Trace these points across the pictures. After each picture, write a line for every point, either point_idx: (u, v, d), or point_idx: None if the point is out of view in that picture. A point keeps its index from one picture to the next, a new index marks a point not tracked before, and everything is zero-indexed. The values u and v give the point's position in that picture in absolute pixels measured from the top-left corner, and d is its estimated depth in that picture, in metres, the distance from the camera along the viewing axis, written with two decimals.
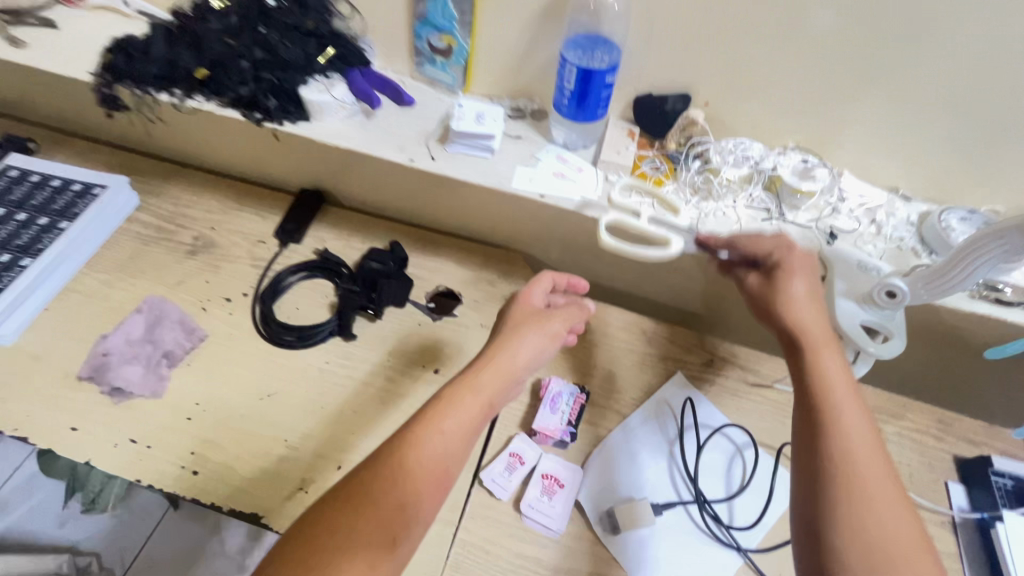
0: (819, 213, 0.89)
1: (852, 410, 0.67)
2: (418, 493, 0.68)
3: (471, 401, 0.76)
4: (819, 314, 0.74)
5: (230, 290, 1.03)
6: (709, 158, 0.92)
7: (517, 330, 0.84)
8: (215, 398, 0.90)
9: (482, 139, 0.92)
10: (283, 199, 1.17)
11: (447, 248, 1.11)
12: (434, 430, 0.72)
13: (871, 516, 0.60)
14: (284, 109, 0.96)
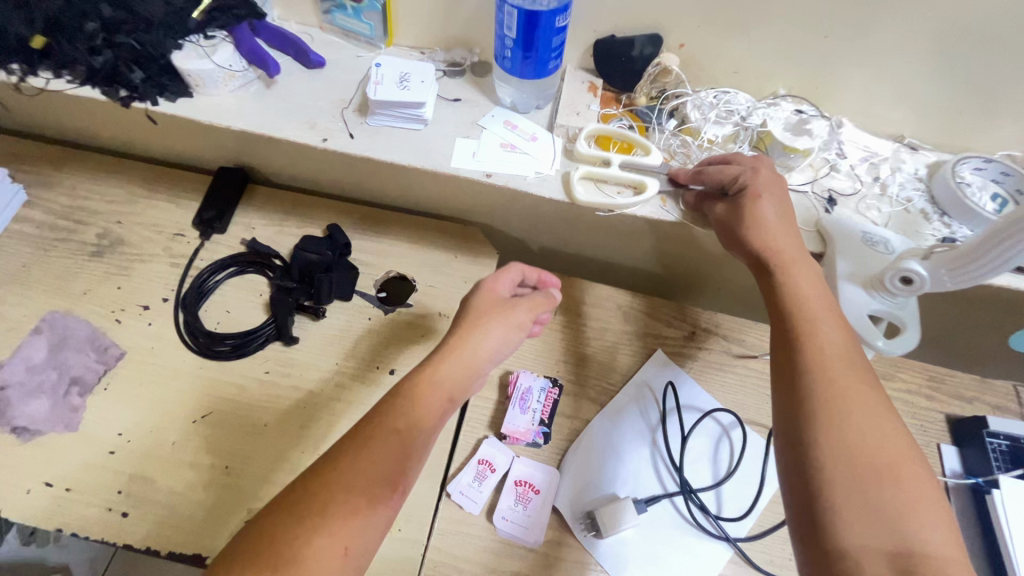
0: (815, 173, 0.77)
1: (835, 343, 0.59)
2: (374, 493, 0.57)
3: (430, 397, 0.65)
4: (792, 240, 0.65)
5: (146, 296, 0.90)
6: (685, 115, 0.79)
7: (480, 314, 0.71)
8: (140, 425, 0.79)
9: (409, 109, 0.74)
10: (200, 181, 1.01)
11: (396, 226, 0.98)
12: (387, 432, 0.61)
13: (856, 433, 0.53)
14: (157, 83, 0.75)
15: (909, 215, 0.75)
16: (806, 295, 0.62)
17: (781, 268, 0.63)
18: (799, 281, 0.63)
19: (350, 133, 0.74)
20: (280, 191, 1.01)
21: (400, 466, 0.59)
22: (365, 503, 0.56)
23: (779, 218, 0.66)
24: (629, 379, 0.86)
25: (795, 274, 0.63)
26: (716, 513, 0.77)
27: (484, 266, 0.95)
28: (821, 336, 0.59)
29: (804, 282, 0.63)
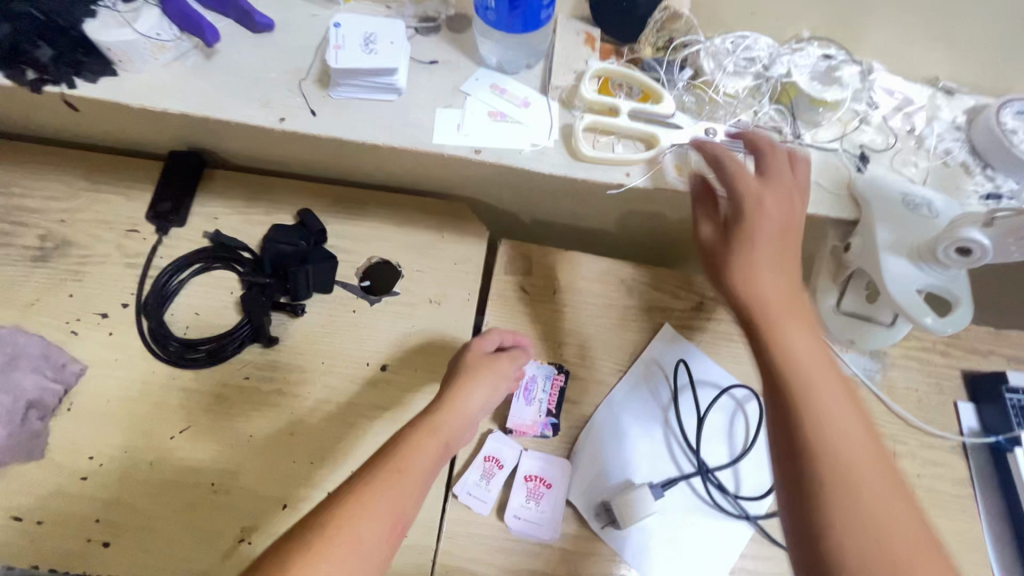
0: (844, 129, 0.68)
1: (844, 414, 0.49)
2: (375, 518, 0.51)
3: (427, 440, 0.60)
4: (788, 279, 0.55)
5: (103, 302, 0.81)
6: (699, 64, 0.67)
7: (468, 370, 0.68)
8: (113, 446, 0.73)
9: (378, 77, 0.59)
10: (149, 168, 0.90)
11: (374, 206, 0.90)
12: (388, 468, 0.56)
13: (867, 527, 0.45)
14: (72, 61, 0.62)
15: (949, 169, 0.68)
16: (807, 354, 0.51)
17: (771, 322, 0.52)
18: (793, 337, 0.52)
19: (310, 111, 0.61)
20: (242, 174, 0.91)
21: (400, 502, 0.54)
22: (366, 528, 0.51)
23: (769, 256, 0.55)
24: (637, 357, 0.82)
25: (791, 336, 0.52)
26: (735, 492, 0.74)
27: (474, 245, 0.88)
28: (831, 407, 0.49)
29: (805, 340, 0.52)
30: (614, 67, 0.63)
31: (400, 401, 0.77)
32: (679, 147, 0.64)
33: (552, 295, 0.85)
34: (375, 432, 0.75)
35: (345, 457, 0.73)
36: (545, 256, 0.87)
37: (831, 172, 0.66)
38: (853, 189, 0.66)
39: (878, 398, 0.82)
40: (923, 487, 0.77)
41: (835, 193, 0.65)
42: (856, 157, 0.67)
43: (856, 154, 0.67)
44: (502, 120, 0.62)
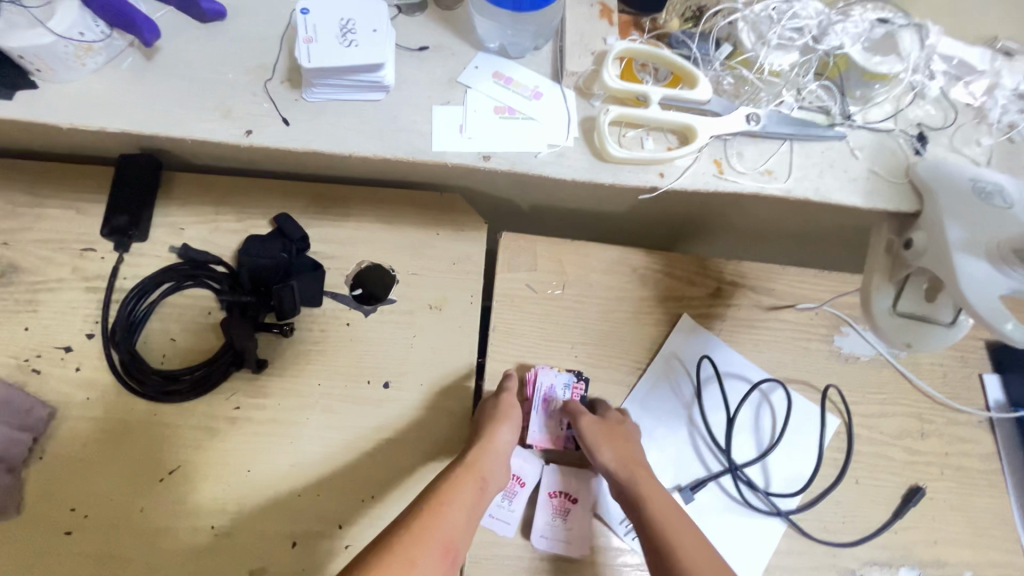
0: (899, 104, 0.50)
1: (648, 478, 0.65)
2: (425, 551, 0.53)
3: (466, 480, 0.61)
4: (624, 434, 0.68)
5: (65, 334, 0.73)
6: (737, 37, 0.49)
7: (497, 410, 0.68)
8: (98, 494, 0.67)
9: (360, 74, 0.45)
10: (97, 175, 0.79)
11: (358, 204, 0.81)
12: (431, 508, 0.57)
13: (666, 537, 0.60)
14: None
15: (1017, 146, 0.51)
16: (624, 467, 0.65)
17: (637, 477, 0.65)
18: (624, 453, 0.66)
19: (283, 119, 0.47)
20: (205, 177, 0.81)
21: (447, 537, 0.55)
22: (420, 559, 0.52)
23: (610, 441, 0.66)
24: (656, 353, 0.77)
25: (609, 449, 0.66)
26: (764, 487, 0.72)
27: (472, 240, 0.80)
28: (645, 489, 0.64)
29: (620, 450, 0.66)
30: (638, 45, 0.46)
31: (407, 420, 0.72)
32: (719, 141, 0.47)
33: (561, 291, 0.78)
34: (383, 455, 0.71)
35: (353, 484, 0.69)
36: (551, 248, 0.80)
37: (886, 159, 0.48)
38: (912, 177, 0.47)
39: (904, 377, 0.78)
40: (951, 466, 0.75)
41: (889, 184, 0.47)
42: (916, 139, 0.49)
43: (917, 137, 0.48)
44: (510, 116, 0.47)
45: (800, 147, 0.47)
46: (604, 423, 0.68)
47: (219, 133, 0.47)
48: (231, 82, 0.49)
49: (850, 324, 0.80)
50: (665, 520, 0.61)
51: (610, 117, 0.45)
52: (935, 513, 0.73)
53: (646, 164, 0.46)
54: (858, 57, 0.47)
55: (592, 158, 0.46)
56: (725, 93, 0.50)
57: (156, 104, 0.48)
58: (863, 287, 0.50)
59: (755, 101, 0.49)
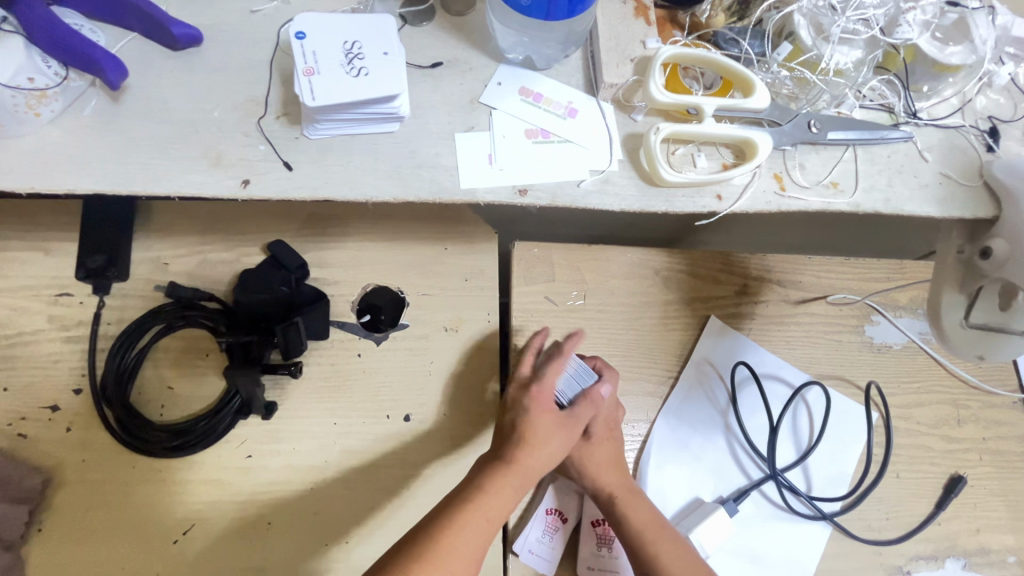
0: (965, 93, 0.47)
1: (631, 490, 0.62)
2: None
3: (482, 518, 0.53)
4: (612, 448, 0.64)
5: (50, 391, 0.67)
6: (794, 34, 0.45)
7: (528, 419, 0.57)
8: (107, 564, 0.62)
9: (370, 106, 0.40)
10: (64, 211, 0.71)
11: (357, 222, 0.75)
12: (451, 531, 0.51)
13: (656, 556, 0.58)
14: None
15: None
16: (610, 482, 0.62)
17: (619, 496, 0.61)
18: (606, 476, 0.62)
19: (284, 162, 0.41)
20: (187, 204, 0.74)
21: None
22: None
23: (598, 465, 0.62)
24: (686, 360, 0.73)
25: (596, 473, 0.62)
26: (807, 491, 0.70)
27: (483, 252, 0.75)
28: (627, 505, 0.61)
29: (608, 469, 0.62)
30: (685, 49, 0.43)
31: (433, 455, 0.68)
32: (779, 152, 0.44)
33: (583, 301, 0.74)
34: (411, 494, 0.66)
35: (382, 527, 0.65)
36: (568, 256, 0.74)
37: (957, 156, 0.45)
38: (986, 176, 0.45)
39: (939, 364, 0.76)
40: (989, 452, 0.74)
41: (962, 186, 0.45)
42: (987, 131, 0.46)
43: (989, 129, 0.46)
44: (543, 139, 0.43)
45: (864, 153, 0.44)
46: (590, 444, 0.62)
47: (208, 184, 0.41)
48: (217, 121, 0.42)
49: (880, 313, 0.77)
50: (646, 533, 0.59)
51: (661, 135, 0.42)
52: (977, 500, 0.71)
53: (700, 186, 0.42)
54: (926, 48, 0.45)
55: (641, 184, 0.42)
56: (780, 98, 0.46)
57: (132, 150, 0.41)
58: (929, 299, 0.48)
59: (814, 105, 0.46)
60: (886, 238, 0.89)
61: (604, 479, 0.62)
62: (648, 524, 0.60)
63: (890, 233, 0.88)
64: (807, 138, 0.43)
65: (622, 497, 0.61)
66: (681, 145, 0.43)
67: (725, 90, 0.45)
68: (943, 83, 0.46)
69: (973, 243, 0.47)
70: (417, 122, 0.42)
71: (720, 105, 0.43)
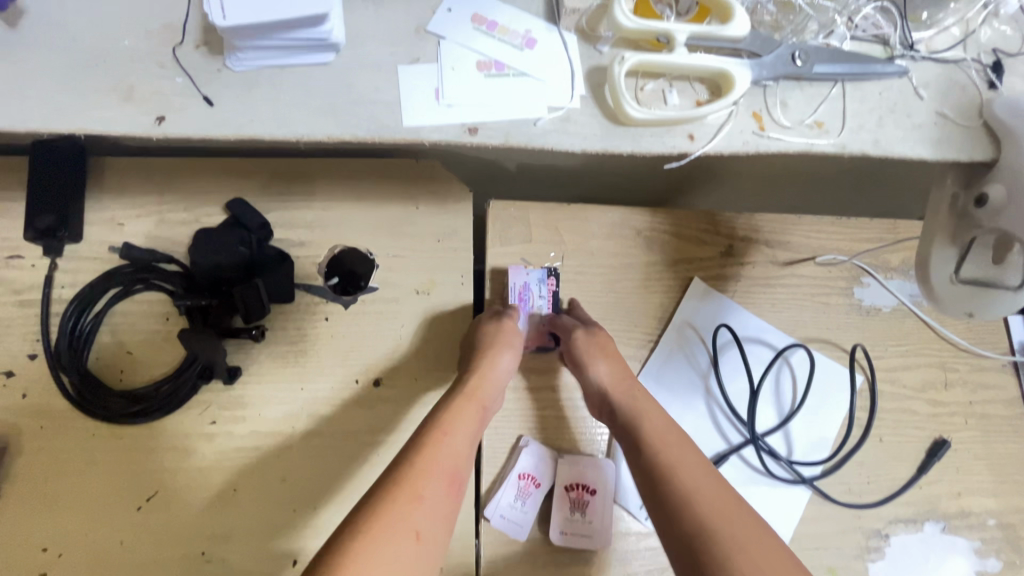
0: (969, 23, 0.43)
1: (653, 407, 0.57)
2: (430, 480, 0.46)
3: (469, 405, 0.54)
4: (615, 359, 0.62)
5: (3, 357, 0.64)
6: None
7: (502, 326, 0.62)
8: (69, 532, 0.60)
9: (299, 31, 0.36)
10: (8, 168, 0.67)
11: (322, 181, 0.71)
12: (432, 436, 0.50)
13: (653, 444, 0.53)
14: None
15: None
16: (612, 381, 0.60)
17: (634, 405, 0.57)
18: (614, 378, 0.60)
19: (205, 98, 0.37)
20: (140, 161, 0.70)
21: (453, 468, 0.48)
22: (426, 491, 0.45)
23: (600, 355, 0.62)
24: (667, 323, 0.71)
25: (597, 364, 0.61)
26: (787, 455, 0.68)
27: (456, 211, 0.71)
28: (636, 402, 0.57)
29: (611, 367, 0.61)
30: None
31: (404, 421, 0.66)
32: (759, 88, 0.40)
33: (560, 263, 0.70)
34: (382, 460, 0.65)
35: (353, 492, 0.64)
36: (546, 215, 0.71)
37: (955, 93, 0.41)
38: (986, 117, 0.41)
39: (929, 326, 0.74)
40: (976, 415, 0.72)
41: (961, 129, 0.41)
42: (992, 65, 0.42)
43: (993, 61, 0.42)
44: (499, 72, 0.39)
45: (853, 90, 0.40)
46: (592, 338, 0.63)
47: (124, 122, 0.37)
48: (134, 53, 0.38)
49: (870, 275, 0.74)
50: (663, 451, 0.52)
51: (626, 67, 0.38)
52: (960, 464, 0.70)
53: (670, 125, 0.39)
54: None
55: (604, 122, 0.38)
56: (762, 26, 0.42)
57: (37, 84, 0.37)
58: (919, 256, 0.44)
59: (800, 35, 0.42)
60: (881, 198, 0.86)
61: (606, 369, 0.61)
62: (670, 445, 0.52)
63: (883, 193, 0.85)
64: (789, 71, 0.39)
65: (638, 405, 0.57)
66: (651, 80, 0.40)
67: (701, 15, 0.41)
68: (942, 11, 0.42)
69: (968, 191, 0.43)
70: (355, 54, 0.38)
71: (693, 34, 0.39)
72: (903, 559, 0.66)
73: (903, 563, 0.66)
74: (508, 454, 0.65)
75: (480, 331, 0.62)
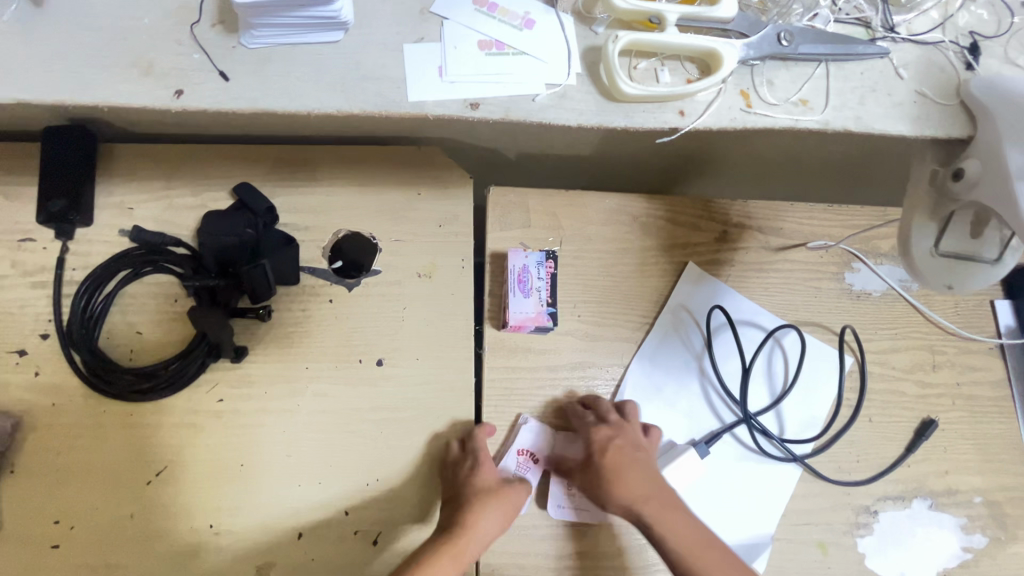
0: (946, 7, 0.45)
1: (663, 502, 0.60)
2: None
3: (449, 559, 0.56)
4: (620, 467, 0.62)
5: (16, 336, 0.66)
6: None
7: (506, 489, 0.62)
8: (81, 505, 0.62)
9: (309, 9, 0.38)
10: (21, 154, 0.69)
11: (326, 167, 0.73)
12: None
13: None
14: None
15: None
16: (630, 506, 0.60)
17: (650, 514, 0.60)
18: (626, 487, 0.61)
19: (220, 73, 0.39)
20: (149, 147, 0.71)
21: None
22: None
23: (608, 479, 0.61)
24: (662, 306, 0.72)
25: (610, 502, 0.61)
26: (779, 434, 0.70)
27: (456, 197, 0.73)
28: (660, 526, 0.59)
29: (624, 488, 0.61)
30: None
31: (406, 399, 0.68)
32: (746, 67, 0.42)
33: (558, 247, 0.72)
34: (384, 437, 0.66)
35: (356, 468, 0.65)
36: (544, 201, 0.73)
37: (933, 74, 0.43)
38: (963, 96, 0.43)
39: (917, 310, 0.76)
40: (963, 396, 0.74)
41: (938, 107, 0.43)
42: (969, 48, 0.44)
43: (970, 44, 0.44)
44: (499, 51, 0.41)
45: (836, 70, 0.43)
46: (591, 467, 0.62)
47: (144, 95, 0.38)
48: (151, 31, 0.40)
49: (860, 260, 0.76)
50: (689, 554, 0.59)
51: (620, 45, 0.40)
52: (947, 443, 0.72)
53: (661, 102, 0.41)
54: None
55: (599, 99, 0.41)
56: (751, 9, 0.44)
57: (60, 61, 0.39)
58: (900, 228, 0.46)
59: (786, 17, 0.44)
60: (871, 186, 0.88)
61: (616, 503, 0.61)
62: (694, 544, 0.59)
63: (873, 182, 0.87)
64: (775, 51, 0.42)
65: (653, 514, 0.60)
66: (643, 59, 0.42)
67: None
68: None
69: (946, 166, 0.45)
70: (362, 33, 0.40)
71: (684, 14, 0.41)
72: (891, 534, 0.68)
73: (891, 539, 0.68)
74: (506, 434, 0.67)
75: (474, 471, 0.63)
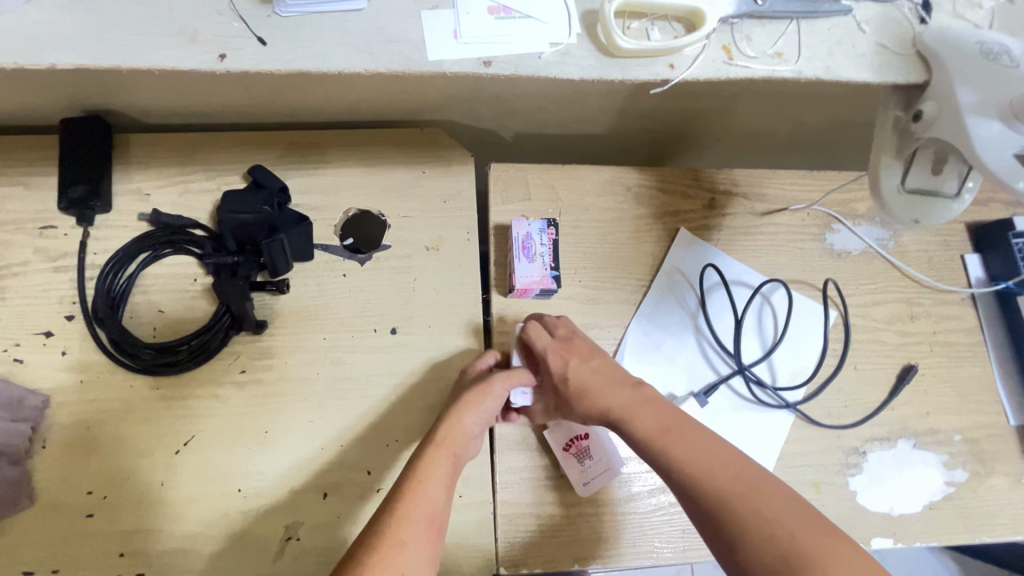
0: None
1: (629, 401, 0.61)
2: (412, 526, 0.52)
3: (440, 453, 0.59)
4: (584, 378, 0.63)
5: (41, 319, 0.68)
6: None
7: (488, 385, 0.64)
8: (114, 475, 0.65)
9: None
10: (41, 146, 0.72)
11: (334, 150, 0.76)
12: (410, 484, 0.56)
13: (673, 455, 0.55)
14: None
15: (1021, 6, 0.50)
16: (597, 411, 0.62)
17: (615, 412, 0.61)
18: (583, 398, 0.62)
19: (257, 38, 0.44)
20: (164, 136, 0.75)
21: (432, 510, 0.54)
22: (408, 538, 0.51)
23: (576, 394, 0.63)
24: (658, 269, 0.77)
25: (580, 412, 0.63)
26: (772, 383, 0.75)
27: (459, 173, 0.77)
28: (630, 421, 0.59)
29: (589, 400, 0.62)
30: None
31: (420, 364, 0.71)
32: (726, 25, 0.47)
33: (558, 217, 0.76)
34: (401, 399, 0.70)
35: (375, 430, 0.69)
36: (542, 175, 0.77)
37: (891, 28, 0.49)
38: (918, 46, 0.48)
39: (893, 265, 0.81)
40: (940, 343, 0.79)
41: (897, 56, 0.48)
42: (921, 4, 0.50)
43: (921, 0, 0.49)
44: (506, 15, 0.46)
45: (806, 26, 0.48)
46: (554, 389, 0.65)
47: (189, 59, 0.43)
48: (191, 3, 0.44)
49: (840, 222, 0.81)
50: (654, 441, 0.57)
51: (615, 5, 0.45)
52: (927, 386, 0.77)
53: (654, 56, 0.46)
54: None
55: (598, 55, 0.46)
56: None
57: (109, 27, 0.43)
58: (872, 168, 0.54)
59: None
60: (846, 154, 0.94)
61: (586, 413, 0.63)
62: (655, 429, 0.58)
63: (848, 148, 0.92)
64: (752, 10, 0.47)
65: (622, 415, 0.60)
66: (636, 20, 0.47)
67: None
68: None
69: (907, 111, 0.51)
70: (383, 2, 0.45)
71: None
72: (879, 472, 0.73)
73: (879, 476, 0.73)
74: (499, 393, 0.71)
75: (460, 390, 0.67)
